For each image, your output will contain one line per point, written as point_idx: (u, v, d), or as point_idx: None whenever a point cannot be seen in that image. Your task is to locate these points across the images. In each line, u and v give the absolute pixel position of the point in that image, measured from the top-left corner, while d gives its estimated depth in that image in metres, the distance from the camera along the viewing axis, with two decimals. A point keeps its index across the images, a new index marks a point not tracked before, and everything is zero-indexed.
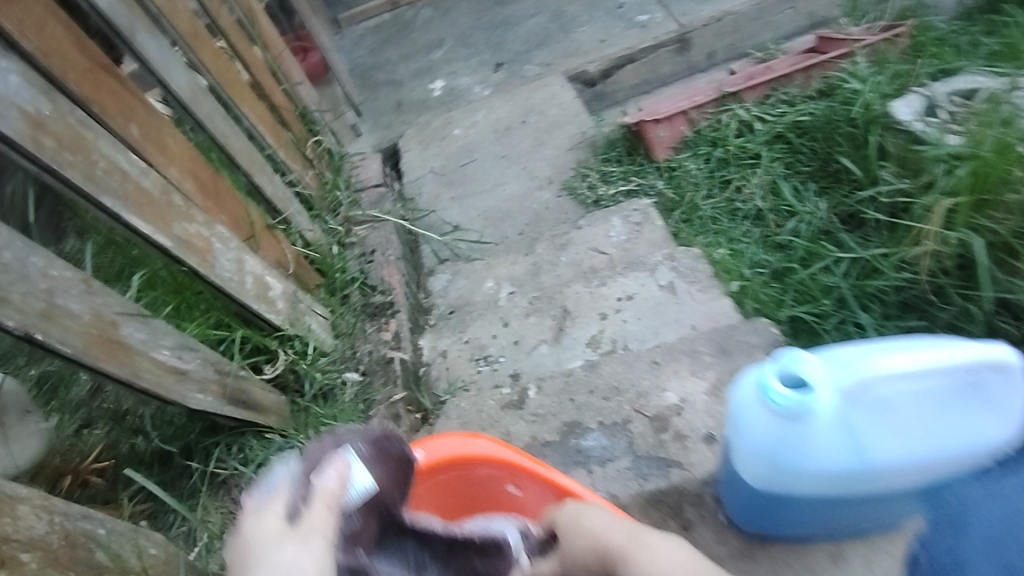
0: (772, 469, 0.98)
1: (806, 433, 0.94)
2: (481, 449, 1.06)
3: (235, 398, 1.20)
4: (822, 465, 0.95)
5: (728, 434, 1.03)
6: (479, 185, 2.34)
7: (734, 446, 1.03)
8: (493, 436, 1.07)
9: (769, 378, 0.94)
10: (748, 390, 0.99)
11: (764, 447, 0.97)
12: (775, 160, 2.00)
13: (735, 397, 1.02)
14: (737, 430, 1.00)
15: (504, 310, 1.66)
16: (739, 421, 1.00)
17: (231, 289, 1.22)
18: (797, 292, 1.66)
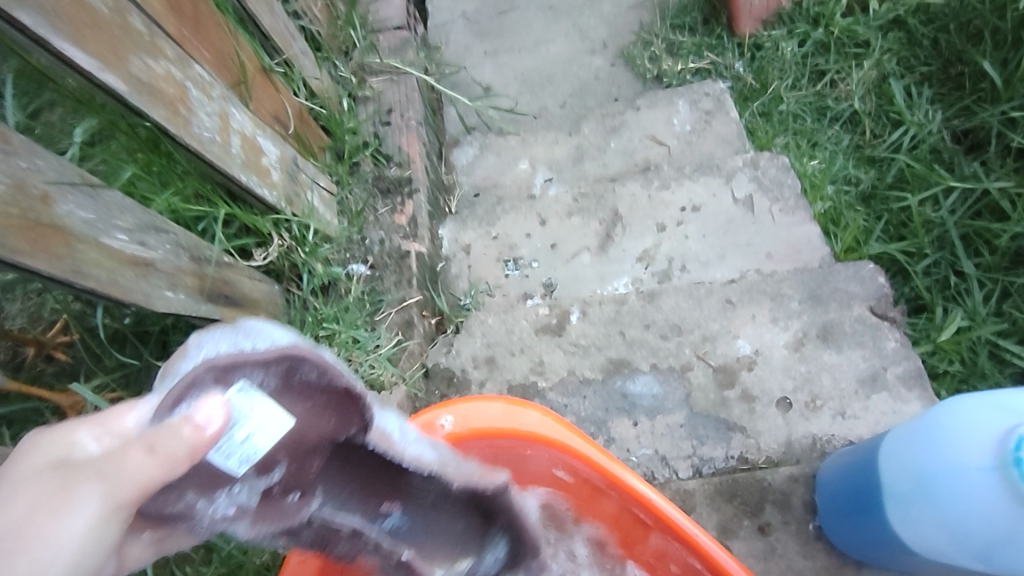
0: (974, 557, 0.69)
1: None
2: (529, 426, 0.84)
3: (216, 294, 0.96)
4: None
5: (903, 483, 0.76)
6: (519, 40, 1.96)
7: (923, 500, 0.73)
8: (548, 410, 0.84)
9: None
10: (975, 441, 0.68)
11: (972, 531, 0.68)
12: (885, 53, 1.62)
13: (958, 445, 0.69)
14: (928, 489, 0.72)
15: (543, 205, 1.39)
16: (944, 477, 0.70)
17: (213, 156, 0.95)
18: (889, 223, 1.40)
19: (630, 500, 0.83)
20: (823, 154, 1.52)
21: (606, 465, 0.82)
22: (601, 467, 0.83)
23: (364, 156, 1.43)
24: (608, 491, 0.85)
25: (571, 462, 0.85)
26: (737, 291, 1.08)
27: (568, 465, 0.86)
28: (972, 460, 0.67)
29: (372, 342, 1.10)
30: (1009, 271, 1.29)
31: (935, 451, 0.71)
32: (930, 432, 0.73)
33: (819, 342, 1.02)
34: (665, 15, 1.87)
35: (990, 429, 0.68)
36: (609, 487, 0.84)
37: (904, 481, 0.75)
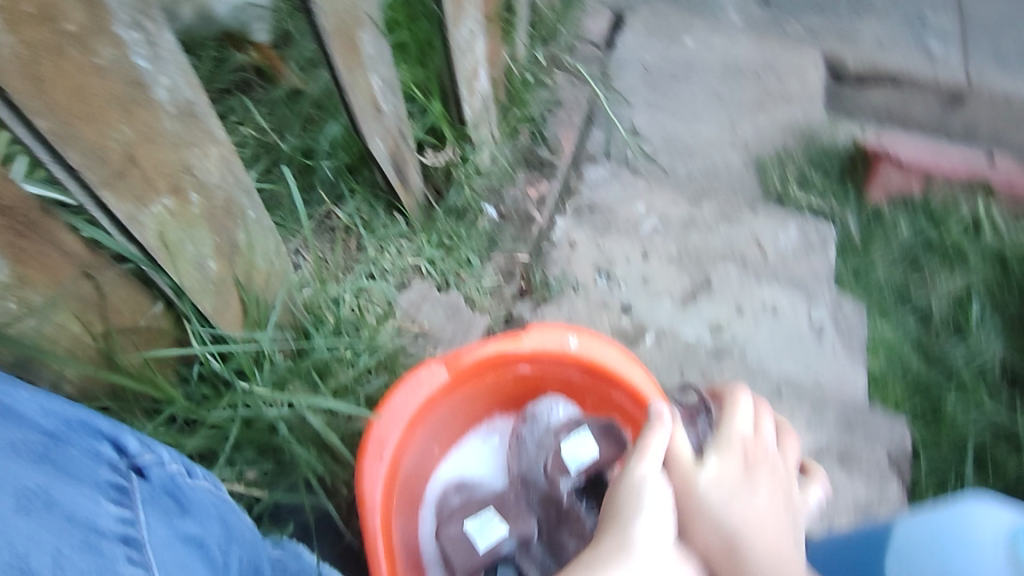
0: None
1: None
2: (604, 355, 0.84)
3: (399, 164, 1.12)
4: None
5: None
6: (679, 106, 2.13)
7: (898, 555, 0.80)
8: (653, 374, 0.84)
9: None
10: (982, 525, 0.73)
11: None
12: (979, 275, 1.79)
13: (947, 515, 0.76)
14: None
15: (650, 242, 1.53)
16: (948, 553, 0.73)
17: (456, 61, 1.11)
18: (920, 409, 1.54)
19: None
20: (890, 327, 1.67)
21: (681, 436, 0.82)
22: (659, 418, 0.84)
23: (525, 128, 1.58)
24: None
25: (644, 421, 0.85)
26: (788, 386, 1.21)
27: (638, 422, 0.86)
28: (979, 536, 0.72)
29: (479, 271, 1.22)
30: (997, 496, 1.45)
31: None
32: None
33: (834, 461, 1.16)
34: (810, 151, 2.05)
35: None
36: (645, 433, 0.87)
37: (908, 540, 0.79)
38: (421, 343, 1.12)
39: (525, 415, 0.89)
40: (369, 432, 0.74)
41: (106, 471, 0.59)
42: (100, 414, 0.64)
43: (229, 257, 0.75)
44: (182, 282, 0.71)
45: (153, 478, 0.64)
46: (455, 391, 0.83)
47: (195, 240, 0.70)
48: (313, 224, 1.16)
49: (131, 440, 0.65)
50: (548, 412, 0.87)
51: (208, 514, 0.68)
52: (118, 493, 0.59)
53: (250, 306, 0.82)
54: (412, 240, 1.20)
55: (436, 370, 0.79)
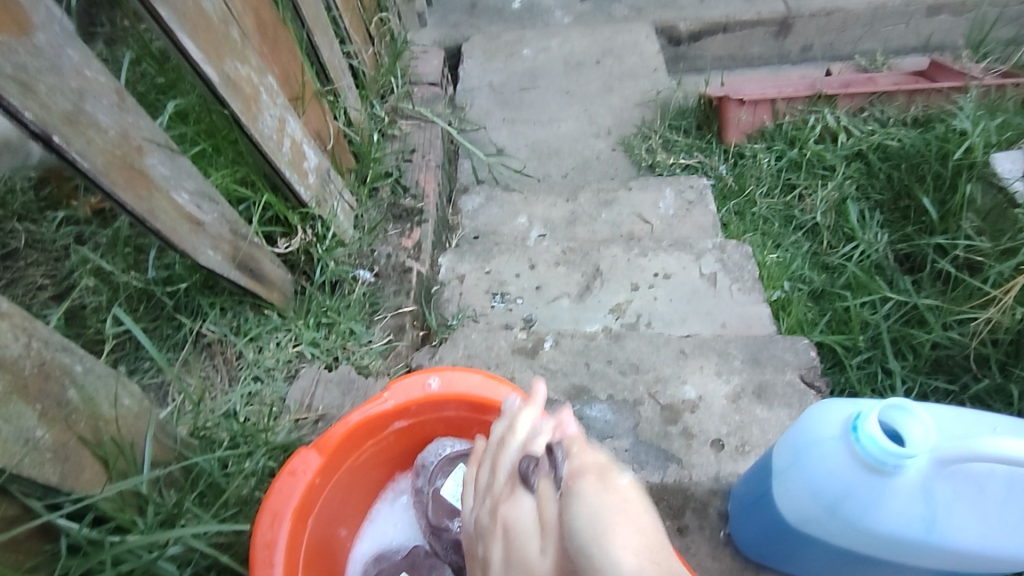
0: (831, 518, 0.78)
1: (881, 491, 0.73)
2: (472, 385, 0.84)
3: (246, 264, 1.11)
4: (891, 523, 0.75)
5: (782, 461, 0.83)
6: (535, 114, 2.19)
7: (781, 474, 0.83)
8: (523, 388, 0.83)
9: (864, 418, 0.70)
10: (830, 421, 0.77)
11: (827, 490, 0.76)
12: (849, 178, 1.88)
13: (802, 423, 0.80)
14: (796, 462, 0.80)
15: (533, 252, 1.56)
16: (806, 457, 0.78)
17: (269, 150, 1.12)
18: (834, 319, 1.61)
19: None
20: (783, 253, 1.74)
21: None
22: None
23: (384, 184, 1.59)
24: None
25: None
26: (691, 343, 1.24)
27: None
28: (827, 433, 0.76)
29: (366, 337, 1.23)
30: (928, 375, 1.51)
31: (799, 429, 0.80)
32: (797, 433, 0.80)
33: (753, 398, 1.17)
34: (666, 115, 2.13)
35: (844, 415, 0.76)
36: None
37: (780, 456, 0.83)
38: (323, 427, 1.09)
39: (420, 464, 0.89)
40: (255, 549, 0.72)
41: None
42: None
43: (64, 420, 0.74)
44: (7, 463, 0.67)
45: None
46: (336, 469, 0.81)
47: (11, 416, 0.68)
48: (188, 347, 1.14)
49: None
50: (437, 455, 0.87)
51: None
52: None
53: (109, 458, 0.80)
54: (289, 329, 1.20)
55: (306, 458, 0.76)
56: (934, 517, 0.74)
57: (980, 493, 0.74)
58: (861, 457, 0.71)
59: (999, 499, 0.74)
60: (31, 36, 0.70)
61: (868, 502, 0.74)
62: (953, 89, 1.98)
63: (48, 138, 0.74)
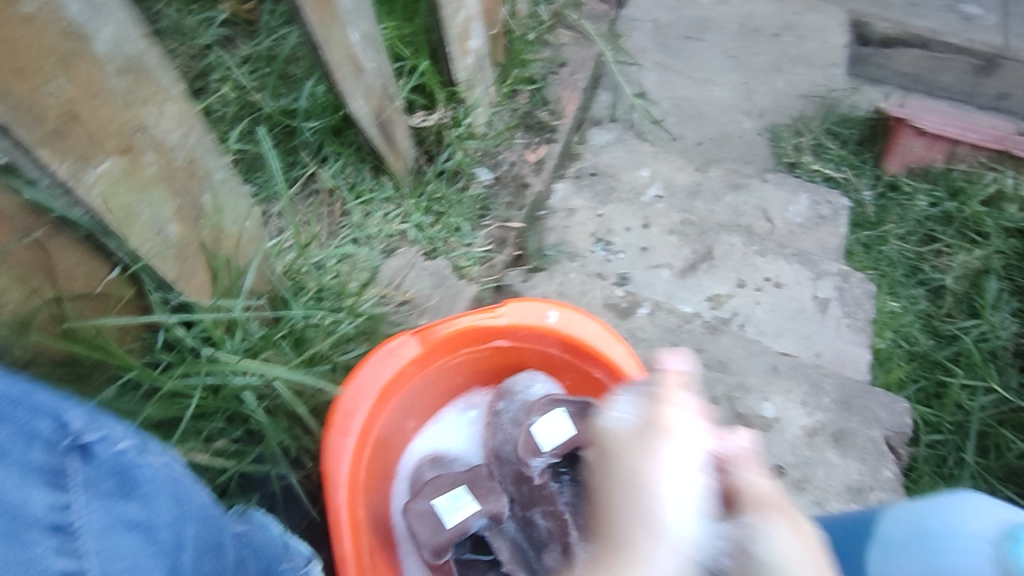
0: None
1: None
2: (586, 334, 0.84)
3: (384, 126, 1.08)
4: None
5: (903, 534, 0.78)
6: (690, 68, 2.04)
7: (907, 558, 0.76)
8: (634, 351, 0.85)
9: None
10: (981, 519, 0.71)
11: None
12: (1000, 253, 1.69)
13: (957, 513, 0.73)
14: (923, 543, 0.75)
15: (652, 212, 1.48)
16: (942, 542, 0.73)
17: (444, 16, 1.08)
18: (925, 389, 1.50)
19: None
20: (900, 303, 1.61)
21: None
22: None
23: (526, 89, 1.51)
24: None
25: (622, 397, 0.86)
26: (786, 363, 1.18)
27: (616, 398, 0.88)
28: (977, 529, 0.70)
29: (469, 238, 1.19)
30: (999, 480, 1.42)
31: (939, 512, 0.74)
32: (937, 499, 0.77)
33: (830, 439, 1.12)
34: (827, 117, 1.96)
35: (1002, 519, 0.70)
36: None
37: (900, 529, 0.79)
38: (405, 311, 1.07)
39: (504, 391, 0.90)
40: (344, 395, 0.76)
41: (43, 454, 0.54)
42: (42, 388, 0.57)
43: (194, 221, 0.73)
44: (138, 245, 0.68)
45: (100, 457, 0.57)
46: (429, 363, 0.84)
47: (152, 204, 0.67)
48: (298, 186, 1.13)
49: (76, 414, 0.57)
50: (527, 388, 0.89)
51: (161, 488, 0.62)
52: (53, 479, 0.54)
53: (219, 273, 0.80)
54: (400, 204, 1.17)
55: (406, 341, 0.80)
56: None
57: None
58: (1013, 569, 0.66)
59: None
60: None
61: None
62: None
63: None
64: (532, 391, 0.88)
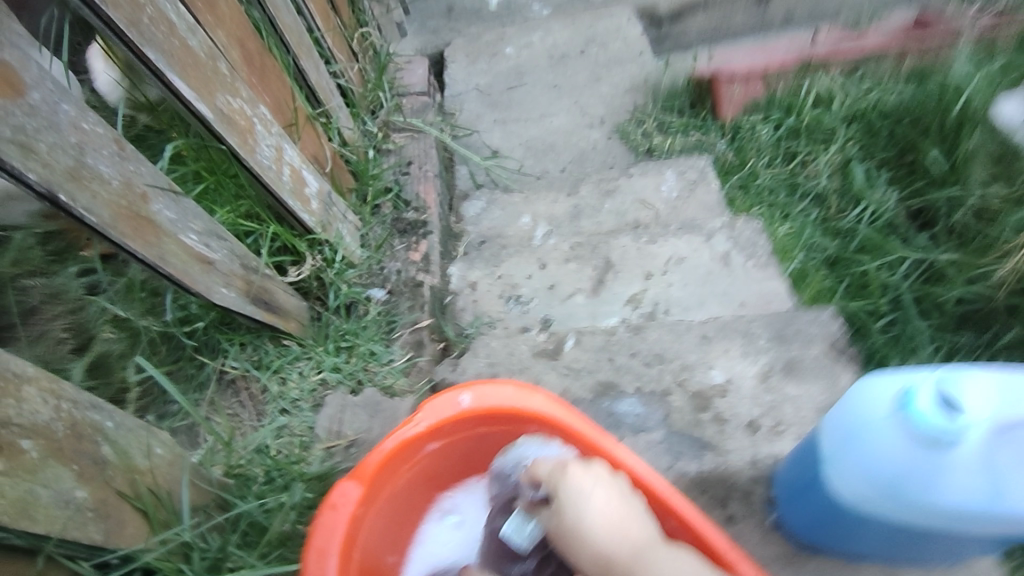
0: (891, 501, 0.73)
1: (943, 466, 0.69)
2: (507, 400, 0.85)
3: (260, 298, 1.10)
4: (947, 500, 0.70)
5: (832, 445, 0.79)
6: (525, 112, 2.18)
7: (839, 463, 0.78)
8: (553, 393, 0.86)
9: (917, 392, 0.68)
10: (880, 400, 0.74)
11: (884, 469, 0.72)
12: (850, 140, 1.83)
13: (856, 403, 0.76)
14: (849, 444, 0.76)
15: (543, 251, 1.54)
16: (857, 438, 0.75)
17: (269, 180, 1.12)
18: (851, 284, 1.58)
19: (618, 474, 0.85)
20: (793, 224, 1.70)
21: (598, 440, 0.84)
22: (593, 441, 0.84)
23: (385, 200, 1.58)
24: None
25: (562, 439, 0.87)
26: (713, 327, 1.22)
27: (560, 442, 0.88)
28: (880, 410, 0.73)
29: (387, 356, 1.22)
30: (955, 331, 1.47)
31: (849, 409, 0.76)
32: (844, 398, 0.79)
33: (782, 375, 1.15)
34: (657, 97, 2.11)
35: (897, 392, 0.72)
36: None
37: (829, 441, 0.80)
38: (355, 452, 1.08)
39: (495, 473, 0.90)
40: None
41: None
42: None
43: (101, 476, 0.73)
44: (51, 527, 0.67)
45: None
46: (376, 499, 0.81)
47: (48, 481, 0.67)
48: (210, 387, 1.13)
49: None
50: (519, 463, 0.87)
51: None
52: None
53: (148, 510, 0.79)
54: (309, 356, 1.19)
55: (345, 489, 0.77)
56: (998, 490, 0.69)
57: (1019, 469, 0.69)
58: (917, 434, 0.68)
59: None
60: (26, 95, 0.69)
61: (929, 479, 0.70)
62: (944, 39, 1.94)
63: (55, 198, 0.73)
64: (527, 464, 0.87)
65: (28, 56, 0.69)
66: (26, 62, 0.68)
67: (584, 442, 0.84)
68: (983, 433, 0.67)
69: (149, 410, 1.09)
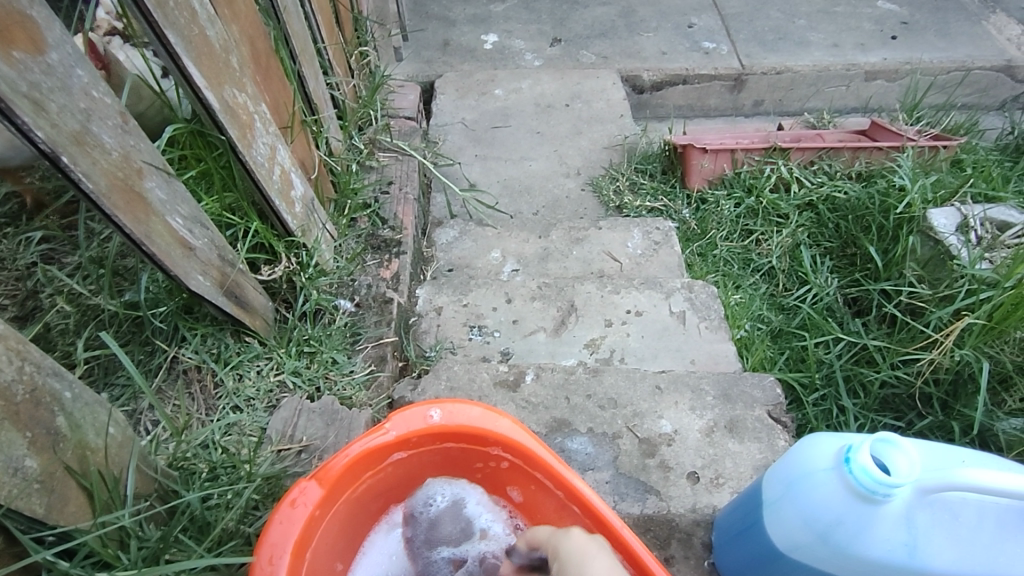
0: (822, 547, 0.80)
1: (871, 519, 0.76)
2: (473, 420, 0.87)
3: (232, 292, 1.10)
4: (871, 550, 0.77)
5: (775, 493, 0.86)
6: (506, 152, 2.25)
7: (780, 509, 0.84)
8: (520, 419, 0.88)
9: (854, 449, 0.75)
10: (821, 453, 0.81)
11: (819, 518, 0.79)
12: (801, 227, 1.99)
13: (799, 454, 0.83)
14: (790, 492, 0.83)
15: (511, 286, 1.59)
16: (798, 486, 0.81)
17: (261, 177, 1.13)
18: (791, 357, 1.69)
19: (575, 506, 0.87)
20: (744, 294, 1.82)
21: (560, 470, 0.85)
22: (555, 470, 0.86)
23: (363, 215, 1.59)
24: (553, 493, 0.89)
25: (523, 463, 0.89)
26: (666, 380, 1.28)
27: (521, 466, 0.90)
28: (820, 463, 0.80)
29: (348, 367, 1.22)
30: (877, 413, 1.58)
31: (793, 460, 0.83)
32: (792, 449, 0.86)
33: (725, 432, 1.21)
34: (632, 158, 2.23)
35: (836, 448, 0.80)
36: (541, 484, 0.90)
37: (772, 488, 0.86)
38: (306, 458, 1.06)
39: (405, 516, 0.98)
40: None
41: None
42: None
43: (52, 447, 0.71)
44: None
45: None
46: (335, 502, 0.82)
47: (1, 444, 0.65)
48: (162, 375, 1.10)
49: None
50: (429, 503, 0.97)
51: None
52: None
53: (94, 491, 0.77)
54: (270, 357, 1.18)
55: (306, 488, 0.77)
56: (916, 545, 0.76)
57: (935, 527, 0.76)
58: (852, 486, 0.75)
59: (966, 528, 0.77)
60: (45, 54, 0.69)
61: (858, 530, 0.77)
62: (891, 147, 2.14)
63: (55, 159, 0.73)
64: (437, 503, 0.97)
65: (54, 17, 0.69)
66: (50, 23, 0.69)
67: (545, 469, 0.86)
68: (908, 491, 0.74)
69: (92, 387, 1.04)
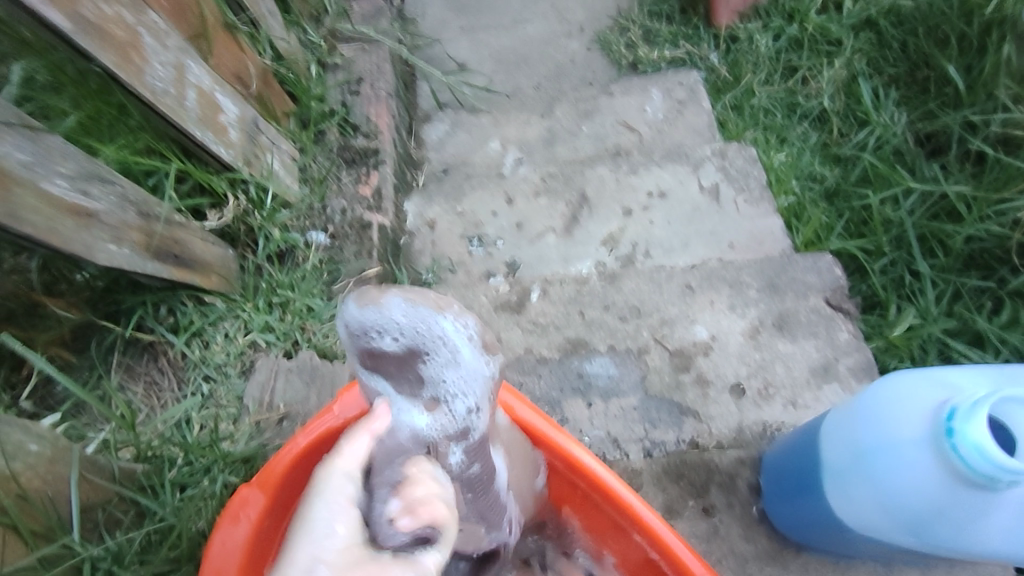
0: (910, 535, 0.67)
1: (986, 506, 0.61)
2: None
3: (164, 252, 0.93)
4: (986, 540, 0.63)
5: (840, 459, 0.73)
6: (495, 19, 1.93)
7: (853, 485, 0.71)
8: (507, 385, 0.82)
9: (965, 423, 0.59)
10: (908, 416, 0.66)
11: (906, 502, 0.65)
12: (857, 53, 1.62)
13: (879, 418, 0.69)
14: (867, 465, 0.69)
15: (510, 184, 1.36)
16: (879, 458, 0.67)
17: (166, 109, 0.93)
18: (850, 221, 1.43)
19: (583, 479, 0.81)
20: (791, 150, 1.53)
21: (555, 437, 0.80)
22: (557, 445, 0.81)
23: (329, 124, 1.35)
24: (556, 465, 0.84)
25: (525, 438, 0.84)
26: (697, 276, 1.08)
27: None
28: (908, 432, 0.65)
29: (328, 312, 1.08)
30: (961, 273, 1.33)
31: (872, 427, 0.69)
32: (864, 404, 0.71)
33: (774, 331, 1.02)
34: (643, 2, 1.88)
35: (931, 410, 0.65)
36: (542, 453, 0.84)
37: (840, 456, 0.73)
38: (288, 426, 0.95)
39: None
40: None
41: None
42: None
43: None
44: None
45: None
46: (285, 506, 0.76)
47: None
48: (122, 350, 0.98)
49: None
50: None
51: None
52: None
53: (20, 524, 0.68)
54: (238, 314, 1.05)
55: (247, 497, 0.72)
56: None
57: None
58: (957, 469, 0.60)
59: None
60: None
61: (964, 519, 0.63)
62: None
63: None
64: None
65: None
66: None
67: (543, 440, 0.80)
68: None
69: (45, 403, 0.90)
